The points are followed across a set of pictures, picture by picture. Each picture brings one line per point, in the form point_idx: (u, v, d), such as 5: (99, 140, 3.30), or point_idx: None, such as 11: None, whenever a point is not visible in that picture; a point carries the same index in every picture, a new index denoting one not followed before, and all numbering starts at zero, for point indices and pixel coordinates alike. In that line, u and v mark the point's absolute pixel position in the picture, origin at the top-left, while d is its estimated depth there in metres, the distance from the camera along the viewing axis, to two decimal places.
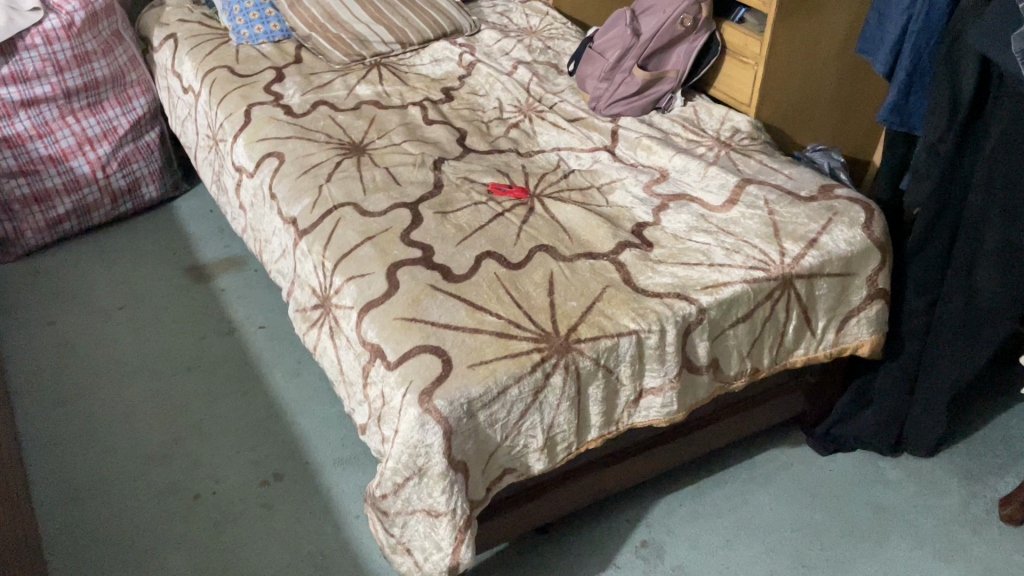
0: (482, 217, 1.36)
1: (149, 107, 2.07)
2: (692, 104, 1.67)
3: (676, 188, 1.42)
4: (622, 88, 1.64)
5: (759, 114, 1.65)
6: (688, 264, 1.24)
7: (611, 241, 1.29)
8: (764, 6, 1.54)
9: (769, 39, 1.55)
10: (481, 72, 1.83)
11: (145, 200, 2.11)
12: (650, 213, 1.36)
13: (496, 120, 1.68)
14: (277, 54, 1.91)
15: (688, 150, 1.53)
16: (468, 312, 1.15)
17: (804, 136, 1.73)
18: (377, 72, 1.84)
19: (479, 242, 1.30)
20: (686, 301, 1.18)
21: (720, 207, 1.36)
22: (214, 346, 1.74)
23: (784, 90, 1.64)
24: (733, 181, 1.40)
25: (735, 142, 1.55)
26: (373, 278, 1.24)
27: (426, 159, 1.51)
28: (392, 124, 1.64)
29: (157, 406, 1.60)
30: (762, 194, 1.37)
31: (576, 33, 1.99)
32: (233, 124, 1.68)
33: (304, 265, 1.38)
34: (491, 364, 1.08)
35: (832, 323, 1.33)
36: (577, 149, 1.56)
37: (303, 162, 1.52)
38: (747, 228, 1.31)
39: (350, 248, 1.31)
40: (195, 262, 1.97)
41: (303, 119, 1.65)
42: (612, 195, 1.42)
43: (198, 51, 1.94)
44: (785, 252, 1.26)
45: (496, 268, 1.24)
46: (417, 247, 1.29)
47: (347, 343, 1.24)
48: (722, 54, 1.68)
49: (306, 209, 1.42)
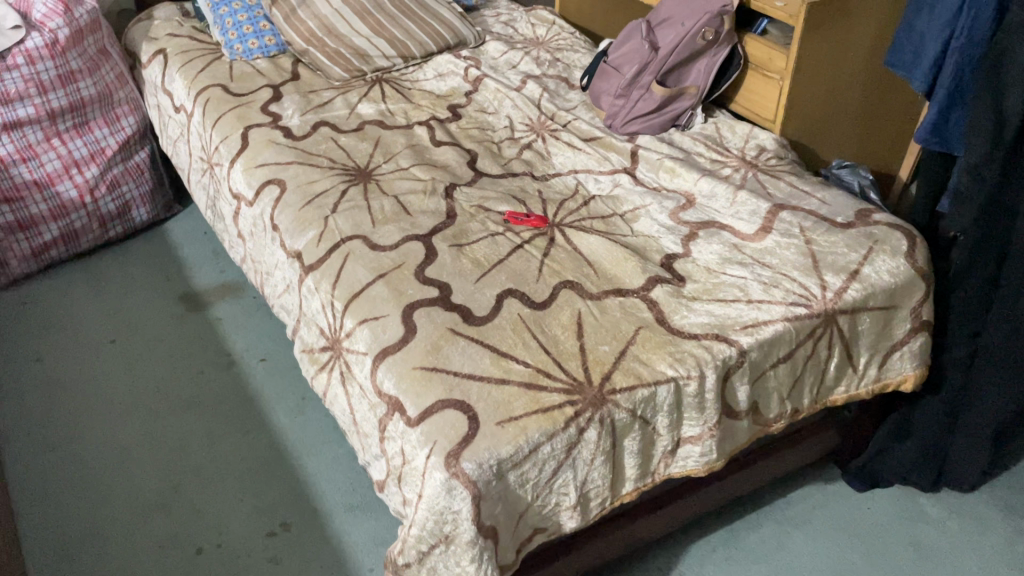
0: (501, 250, 1.28)
1: (138, 126, 1.97)
2: (713, 120, 1.59)
3: (703, 215, 1.34)
4: (639, 105, 1.56)
5: (784, 131, 1.57)
6: (724, 300, 1.17)
7: (640, 275, 1.20)
8: (789, 19, 1.45)
9: (796, 54, 1.47)
10: (489, 88, 1.74)
11: (136, 223, 2.02)
12: (678, 243, 1.28)
13: (507, 140, 1.60)
14: (274, 70, 1.82)
15: (713, 172, 1.45)
16: (493, 360, 1.07)
17: (830, 151, 1.65)
18: (379, 89, 1.75)
19: (499, 279, 1.22)
20: (726, 343, 1.11)
21: (753, 236, 1.28)
22: (213, 382, 1.65)
23: (811, 106, 1.56)
24: (764, 208, 1.32)
25: (761, 162, 1.47)
26: (387, 322, 1.15)
27: (437, 186, 1.43)
28: (398, 147, 1.56)
29: (153, 449, 1.51)
30: (797, 220, 1.30)
31: (584, 44, 1.91)
32: (230, 148, 1.59)
33: (310, 304, 1.29)
34: (521, 421, 0.99)
35: (874, 358, 1.25)
36: (595, 172, 1.48)
37: (307, 191, 1.43)
38: (784, 259, 1.23)
39: (361, 287, 1.22)
40: (190, 289, 1.88)
41: (304, 142, 1.56)
42: (636, 223, 1.34)
43: (189, 68, 1.84)
44: (826, 285, 1.19)
45: (520, 308, 1.16)
46: (434, 285, 1.20)
47: (360, 392, 1.15)
48: (745, 67, 1.60)
49: (312, 243, 1.33)
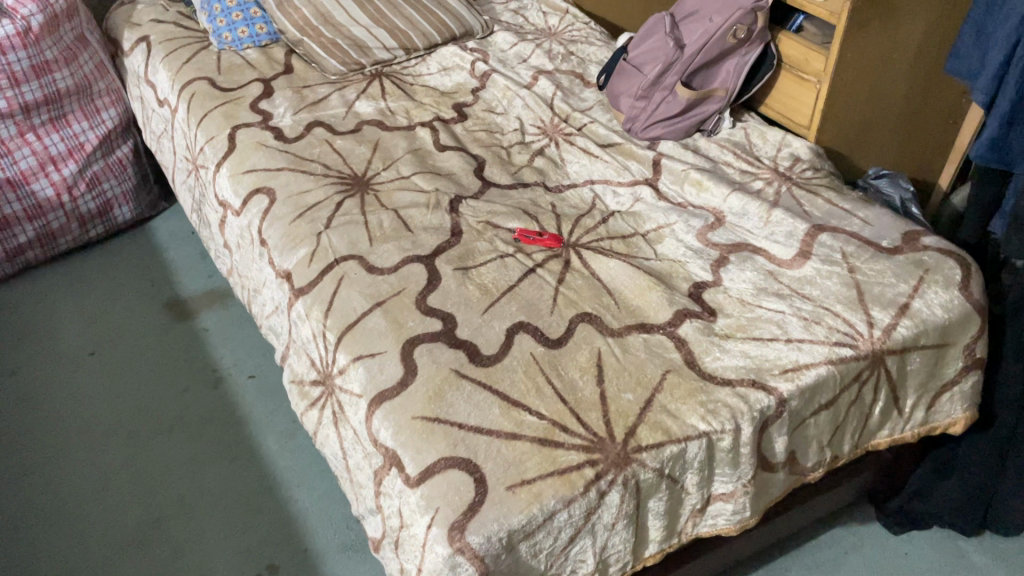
0: (511, 275, 1.16)
1: (120, 119, 1.84)
2: (742, 125, 1.46)
3: (734, 236, 1.22)
4: (662, 108, 1.43)
5: (819, 139, 1.44)
6: (760, 338, 1.05)
7: (666, 308, 1.08)
8: (833, 17, 1.32)
9: (836, 55, 1.34)
10: (498, 84, 1.61)
11: (118, 222, 1.89)
12: (707, 269, 1.16)
13: (517, 145, 1.47)
14: (265, 62, 1.68)
15: (743, 185, 1.33)
16: (503, 410, 0.95)
17: (867, 159, 1.53)
18: (379, 84, 1.62)
19: (509, 310, 1.09)
20: (763, 391, 0.98)
21: (790, 262, 1.16)
22: (199, 401, 1.53)
23: (849, 111, 1.43)
24: (802, 229, 1.20)
25: (796, 175, 1.34)
26: (385, 360, 1.03)
27: (441, 198, 1.31)
28: (398, 151, 1.43)
29: (134, 478, 1.40)
30: (838, 244, 1.17)
31: (601, 36, 1.77)
32: (216, 150, 1.47)
33: (301, 332, 1.18)
34: (535, 486, 0.88)
35: (922, 400, 1.13)
36: (613, 183, 1.35)
37: (298, 202, 1.31)
38: (826, 290, 1.11)
39: (356, 317, 1.10)
40: (176, 296, 1.76)
41: (296, 145, 1.44)
42: (661, 244, 1.21)
43: (174, 58, 1.71)
44: (873, 322, 1.07)
45: (533, 345, 1.04)
46: (436, 317, 1.08)
47: (353, 436, 1.04)
48: (778, 67, 1.46)
49: (302, 263, 1.21)
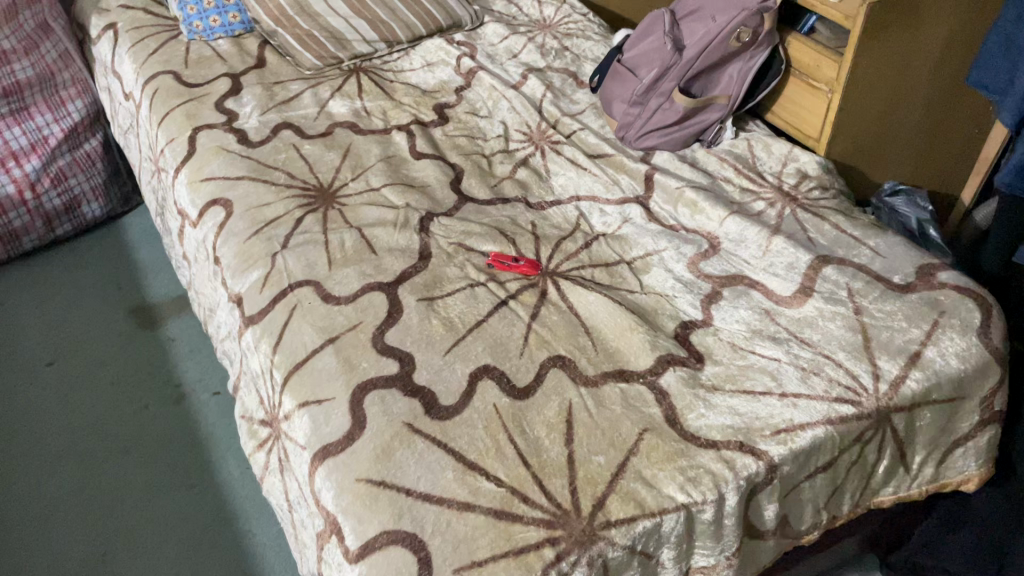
0: (479, 309, 1.05)
1: (87, 111, 1.74)
2: (745, 135, 1.34)
3: (729, 266, 1.10)
4: (658, 116, 1.31)
5: (829, 152, 1.32)
6: (751, 392, 0.93)
7: (647, 352, 0.97)
8: (847, 20, 1.19)
9: (849, 62, 1.21)
10: (483, 83, 1.49)
11: (87, 219, 1.80)
12: (698, 306, 1.04)
13: (500, 152, 1.35)
14: (236, 54, 1.57)
15: (742, 206, 1.21)
16: (457, 473, 0.85)
17: (882, 173, 1.40)
18: (356, 81, 1.51)
19: (474, 350, 0.99)
20: (752, 455, 0.87)
21: (790, 299, 1.05)
22: (159, 419, 1.44)
23: (863, 123, 1.31)
24: (805, 261, 1.09)
25: (802, 195, 1.22)
26: (333, 408, 0.93)
27: (411, 215, 1.20)
28: (370, 158, 1.32)
29: (84, 506, 1.31)
30: (844, 279, 1.06)
31: (599, 30, 1.65)
32: (175, 154, 1.36)
33: (251, 365, 1.08)
34: (486, 569, 0.77)
35: (932, 456, 1.02)
36: (601, 201, 1.24)
37: (255, 216, 1.20)
38: (828, 335, 1.00)
39: (305, 355, 1.00)
40: (142, 301, 1.66)
41: (260, 150, 1.33)
42: (647, 274, 1.10)
43: (140, 48, 1.60)
44: (879, 374, 0.95)
45: (497, 395, 0.93)
46: (393, 357, 0.98)
47: (298, 490, 0.94)
48: (786, 72, 1.34)
49: (254, 288, 1.11)
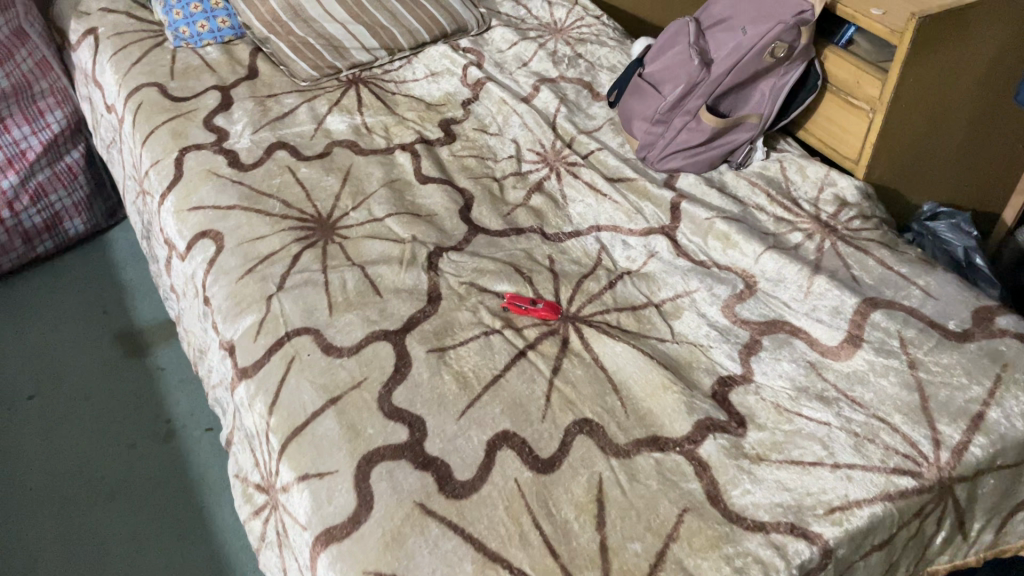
0: (496, 361, 0.95)
1: (68, 121, 1.63)
2: (777, 156, 1.25)
3: (767, 310, 1.01)
4: (683, 136, 1.21)
5: (869, 176, 1.22)
6: (799, 463, 0.84)
7: (683, 417, 0.88)
8: (892, 35, 1.09)
9: (894, 81, 1.11)
10: (492, 97, 1.39)
11: (70, 236, 1.70)
12: (736, 358, 0.95)
13: (512, 175, 1.25)
14: (226, 64, 1.46)
15: (777, 238, 1.12)
16: (477, 566, 0.75)
17: (923, 194, 1.30)
18: (355, 94, 1.41)
19: (491, 413, 0.89)
20: (804, 539, 0.78)
21: (837, 351, 0.95)
22: (148, 460, 1.35)
23: (905, 144, 1.20)
24: (851, 305, 0.99)
25: (842, 225, 1.13)
26: (337, 482, 0.84)
27: (418, 250, 1.10)
28: (372, 183, 1.22)
29: (65, 558, 1.22)
30: (895, 326, 0.97)
31: (613, 35, 1.54)
32: (160, 178, 1.25)
33: (245, 422, 0.98)
34: None
35: (991, 522, 0.93)
36: (624, 231, 1.14)
37: (248, 252, 1.10)
38: (881, 394, 0.91)
39: (304, 418, 0.90)
40: (130, 326, 1.57)
41: (253, 174, 1.23)
42: (678, 320, 1.01)
43: (122, 56, 1.49)
44: (939, 441, 0.86)
45: (518, 468, 0.84)
46: (401, 422, 0.88)
47: (298, 572, 0.85)
48: (823, 87, 1.24)
49: (248, 336, 1.01)
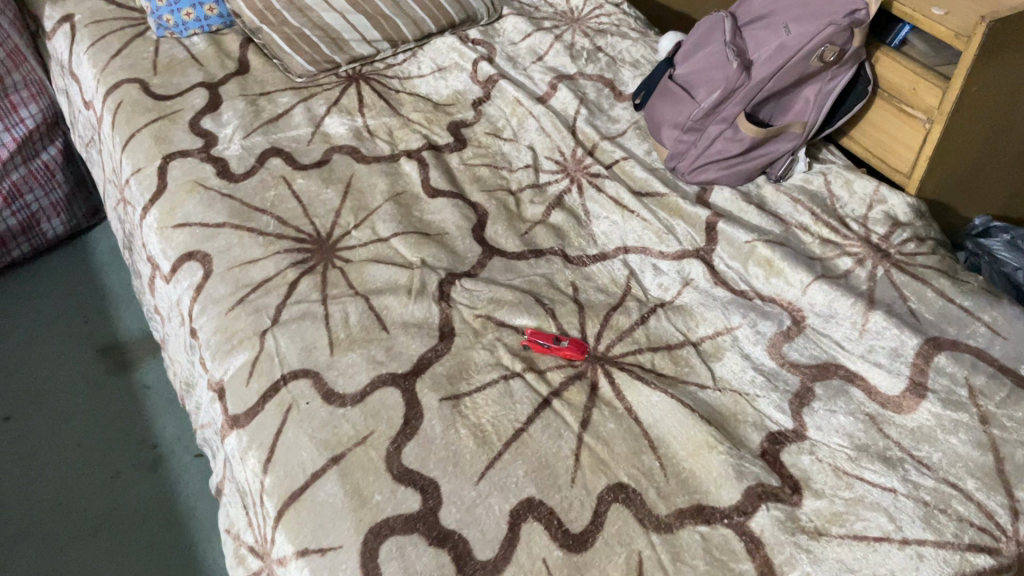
0: (517, 411, 0.85)
1: (43, 116, 1.51)
2: (820, 167, 1.14)
3: (818, 350, 0.91)
4: (718, 146, 1.10)
5: (922, 191, 1.11)
6: (863, 538, 0.74)
7: (731, 483, 0.78)
8: (957, 39, 0.97)
9: (956, 92, 0.99)
10: (505, 96, 1.28)
11: (48, 238, 1.59)
12: (787, 410, 0.85)
13: (529, 187, 1.14)
14: (214, 56, 1.34)
15: (825, 264, 1.01)
16: None
17: (977, 207, 1.19)
18: (356, 91, 1.29)
19: (514, 476, 0.79)
20: None
21: (899, 401, 0.85)
22: (134, 491, 1.26)
23: (964, 157, 1.09)
24: (912, 346, 0.89)
25: (894, 248, 1.03)
26: (340, 561, 0.74)
27: (428, 277, 0.99)
28: (376, 197, 1.11)
29: None
30: (962, 372, 0.87)
31: (635, 26, 1.43)
32: (142, 189, 1.14)
33: (236, 475, 0.88)
34: None
35: None
36: (654, 254, 1.04)
37: (240, 278, 1.00)
38: (951, 454, 0.81)
39: (303, 481, 0.80)
40: (114, 338, 1.47)
41: (244, 187, 1.11)
42: (719, 362, 0.90)
43: (101, 47, 1.36)
44: (1020, 512, 0.76)
45: (547, 547, 0.74)
46: (413, 487, 0.78)
47: None
48: (873, 92, 1.12)
49: (239, 378, 0.91)
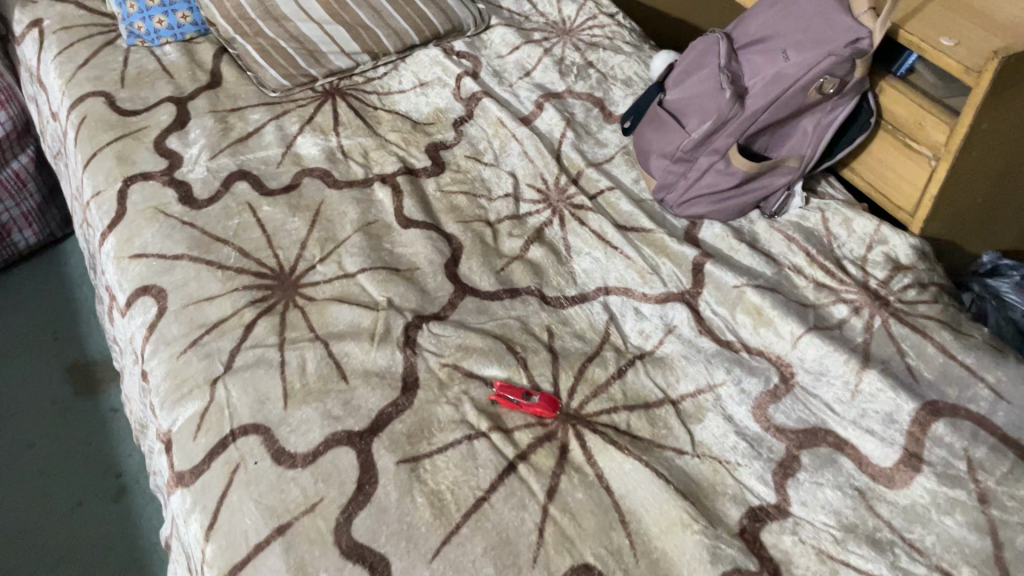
0: (478, 476, 0.79)
1: (13, 124, 1.45)
2: (818, 202, 1.07)
3: (806, 414, 0.85)
4: (708, 178, 1.04)
5: (926, 231, 1.04)
6: None
7: (705, 567, 0.72)
8: (967, 74, 0.89)
9: (964, 131, 0.92)
10: (488, 116, 1.22)
11: (19, 248, 1.53)
12: (770, 481, 0.79)
13: (509, 218, 1.08)
14: (186, 67, 1.28)
15: (818, 311, 0.95)
16: None
17: (986, 243, 1.12)
18: (332, 108, 1.23)
19: (471, 554, 0.73)
20: None
21: (892, 475, 0.79)
22: (99, 521, 1.21)
23: (972, 195, 1.02)
24: (908, 411, 0.83)
25: (894, 295, 0.96)
26: None
27: (394, 319, 0.93)
28: (344, 227, 1.05)
29: None
30: (962, 443, 0.80)
31: (629, 40, 1.37)
32: (101, 214, 1.08)
33: (181, 536, 0.82)
34: None
35: None
36: (636, 297, 0.98)
37: (195, 318, 0.94)
38: (946, 538, 0.74)
39: (245, 553, 0.75)
40: (84, 357, 1.42)
41: (206, 214, 1.05)
42: (699, 424, 0.84)
43: (68, 56, 1.30)
44: None
45: None
46: (361, 565, 0.73)
47: None
48: (877, 123, 1.05)
49: (187, 431, 0.85)
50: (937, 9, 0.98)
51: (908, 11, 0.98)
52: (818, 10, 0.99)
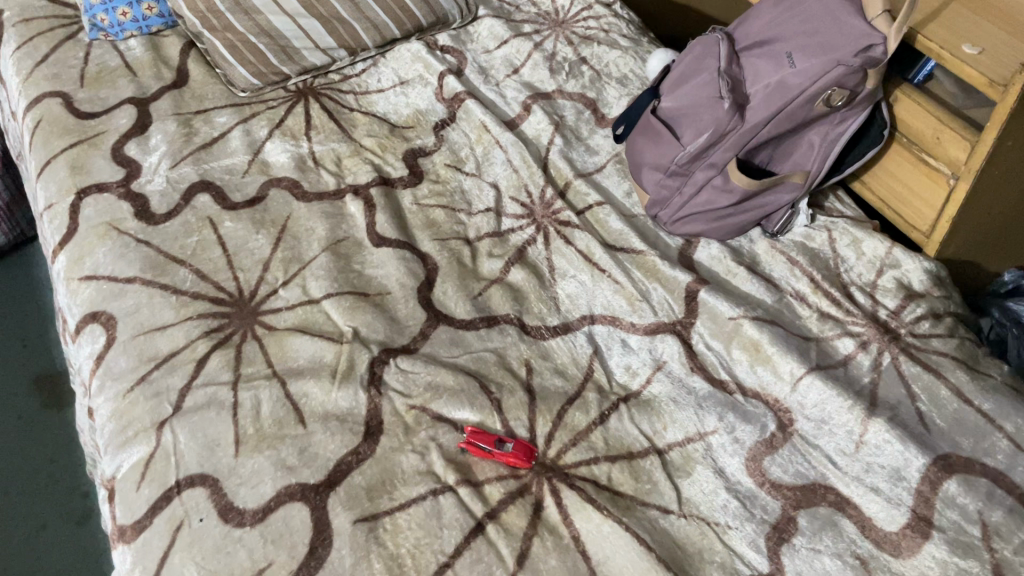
0: (442, 537, 0.72)
1: None
2: (825, 221, 0.99)
3: (805, 467, 0.78)
4: (705, 195, 0.95)
5: (942, 252, 0.96)
6: None
7: None
8: (991, 87, 0.80)
9: (985, 150, 0.83)
10: (472, 119, 1.14)
11: None
12: (763, 547, 0.72)
13: (490, 236, 1.01)
14: (151, 64, 1.20)
15: (821, 346, 0.87)
16: None
17: (1008, 260, 1.03)
18: (305, 110, 1.15)
19: None
20: None
21: (898, 541, 0.72)
22: (58, 549, 1.14)
23: (993, 214, 0.93)
24: (917, 467, 0.75)
25: (906, 327, 0.88)
26: None
27: (359, 353, 0.86)
28: (311, 246, 0.97)
29: None
30: (975, 505, 0.73)
31: (626, 32, 1.28)
32: (53, 229, 1.00)
33: None
34: None
35: None
36: (624, 327, 0.91)
37: (144, 350, 0.86)
38: None
39: None
40: (51, 367, 1.35)
41: (164, 232, 0.97)
42: (687, 479, 0.77)
43: (26, 51, 1.22)
44: None
45: None
46: None
47: None
48: (890, 135, 0.96)
49: (130, 480, 0.77)
50: (957, 10, 0.88)
51: (926, 12, 0.89)
52: (826, 9, 0.90)
